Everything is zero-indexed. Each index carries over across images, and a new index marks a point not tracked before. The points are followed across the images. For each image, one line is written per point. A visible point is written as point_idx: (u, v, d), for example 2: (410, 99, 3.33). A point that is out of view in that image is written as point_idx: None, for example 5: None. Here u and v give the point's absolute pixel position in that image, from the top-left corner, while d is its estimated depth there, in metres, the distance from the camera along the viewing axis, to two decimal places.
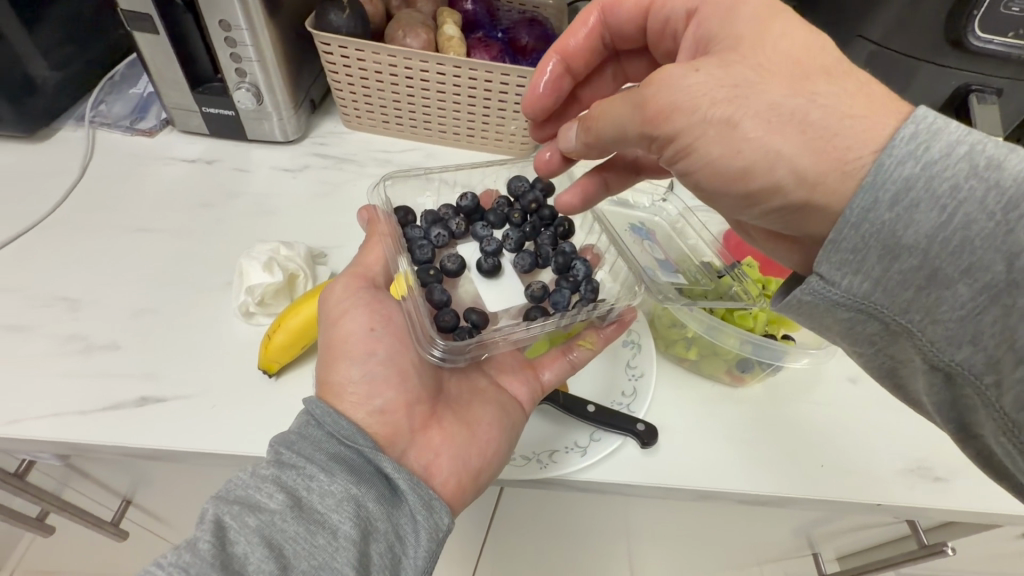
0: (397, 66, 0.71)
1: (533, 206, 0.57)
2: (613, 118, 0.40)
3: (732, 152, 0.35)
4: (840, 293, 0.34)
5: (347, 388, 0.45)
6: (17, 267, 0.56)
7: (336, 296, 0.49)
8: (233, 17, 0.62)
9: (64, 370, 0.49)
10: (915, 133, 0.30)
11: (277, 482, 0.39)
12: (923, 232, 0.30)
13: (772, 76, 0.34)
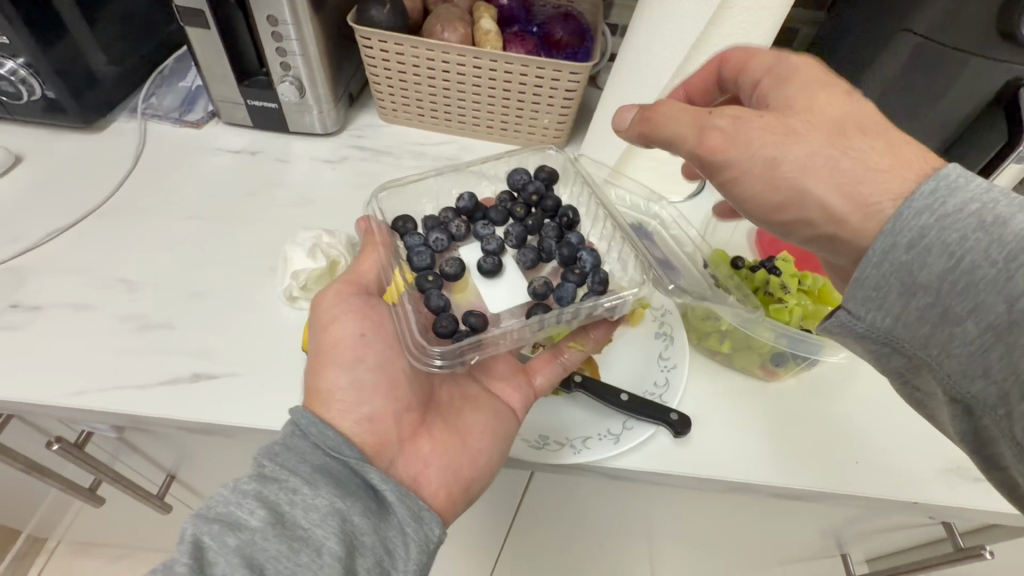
0: (435, 60, 0.72)
1: (534, 198, 0.57)
2: (668, 134, 0.44)
3: (773, 186, 0.41)
4: (864, 326, 0.39)
5: (335, 396, 0.45)
6: (78, 250, 0.60)
7: (328, 301, 0.48)
8: (280, 13, 0.64)
9: (123, 346, 0.52)
10: (933, 189, 0.35)
11: (259, 496, 0.37)
12: (935, 273, 0.35)
13: (815, 129, 0.40)
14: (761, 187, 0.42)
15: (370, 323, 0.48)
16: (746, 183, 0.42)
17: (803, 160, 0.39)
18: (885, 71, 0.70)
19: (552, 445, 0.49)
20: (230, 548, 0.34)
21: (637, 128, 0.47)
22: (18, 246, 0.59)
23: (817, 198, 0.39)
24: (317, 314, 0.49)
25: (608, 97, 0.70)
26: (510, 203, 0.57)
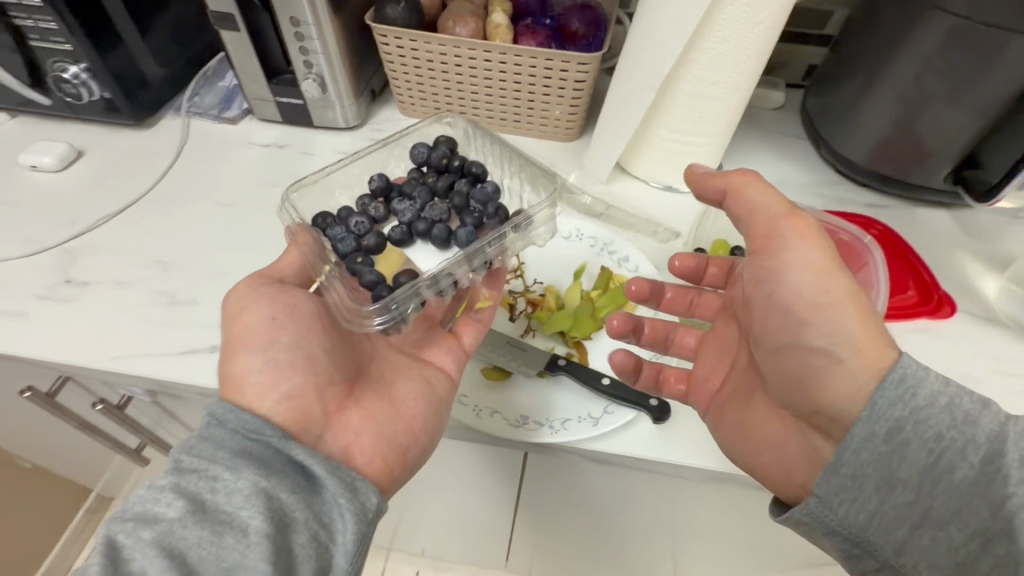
0: (447, 55, 0.74)
1: (442, 160, 0.63)
2: (750, 204, 0.48)
3: (788, 306, 0.46)
4: (839, 518, 0.44)
5: (250, 379, 0.48)
6: (123, 233, 0.67)
7: (236, 296, 0.52)
8: (302, 14, 0.68)
9: (155, 319, 0.58)
10: (901, 379, 0.41)
11: (179, 486, 0.39)
12: (915, 469, 0.40)
13: (850, 300, 0.44)
14: (781, 300, 0.47)
15: (278, 307, 0.51)
16: (768, 289, 0.48)
17: (825, 302, 0.44)
18: (916, 53, 0.66)
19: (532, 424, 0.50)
20: (149, 537, 0.36)
21: (726, 188, 0.51)
22: (75, 230, 0.66)
23: (829, 339, 0.44)
24: (230, 309, 0.52)
25: (616, 87, 0.70)
26: (419, 176, 0.63)
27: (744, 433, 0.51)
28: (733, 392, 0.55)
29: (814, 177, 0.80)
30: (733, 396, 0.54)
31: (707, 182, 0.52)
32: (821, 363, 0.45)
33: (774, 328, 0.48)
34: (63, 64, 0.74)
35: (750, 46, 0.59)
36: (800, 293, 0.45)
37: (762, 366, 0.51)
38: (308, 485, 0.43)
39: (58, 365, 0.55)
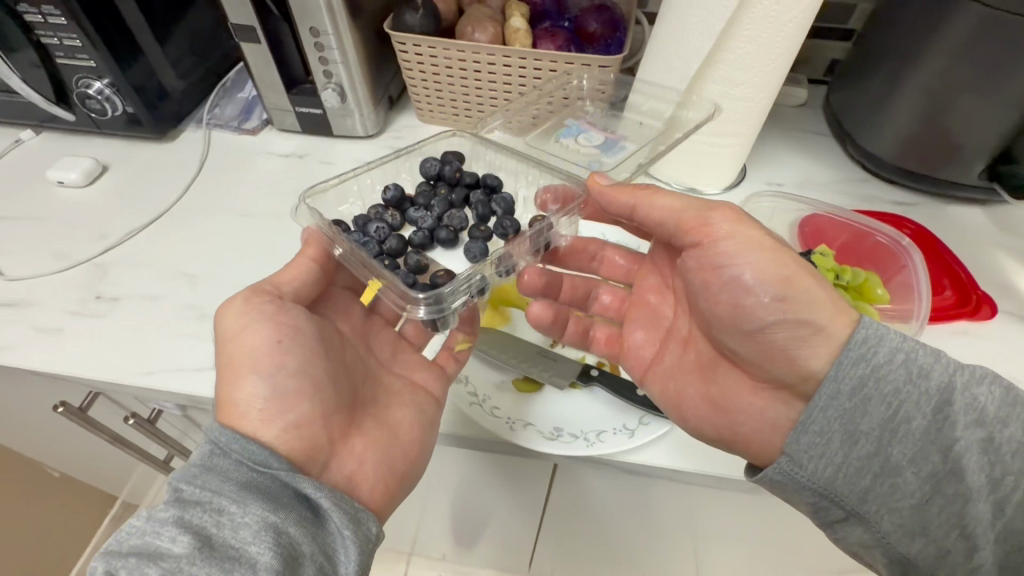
0: (467, 60, 0.74)
1: (456, 174, 0.66)
2: (671, 203, 0.55)
3: (761, 293, 0.50)
4: (810, 474, 0.49)
5: (258, 408, 0.46)
6: (150, 247, 0.67)
7: (231, 318, 0.50)
8: (321, 24, 0.68)
9: (185, 333, 0.58)
10: (865, 338, 0.47)
11: (183, 523, 0.39)
12: (875, 422, 0.47)
13: (801, 276, 0.50)
14: (749, 285, 0.51)
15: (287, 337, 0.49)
16: (734, 276, 0.52)
17: (793, 278, 0.49)
18: (947, 45, 0.64)
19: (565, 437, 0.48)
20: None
21: (632, 201, 0.57)
22: (102, 244, 0.67)
23: (803, 308, 0.49)
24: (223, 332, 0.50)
25: (638, 89, 0.69)
26: (431, 188, 0.66)
27: (716, 403, 0.58)
28: (698, 365, 0.62)
29: (842, 175, 0.78)
30: (688, 366, 0.63)
31: (613, 198, 0.58)
32: (798, 334, 0.50)
33: (743, 316, 0.52)
34: (88, 80, 0.75)
35: (779, 43, 0.58)
36: (768, 277, 0.50)
37: (725, 344, 0.57)
38: (314, 512, 0.43)
39: (91, 380, 0.55)
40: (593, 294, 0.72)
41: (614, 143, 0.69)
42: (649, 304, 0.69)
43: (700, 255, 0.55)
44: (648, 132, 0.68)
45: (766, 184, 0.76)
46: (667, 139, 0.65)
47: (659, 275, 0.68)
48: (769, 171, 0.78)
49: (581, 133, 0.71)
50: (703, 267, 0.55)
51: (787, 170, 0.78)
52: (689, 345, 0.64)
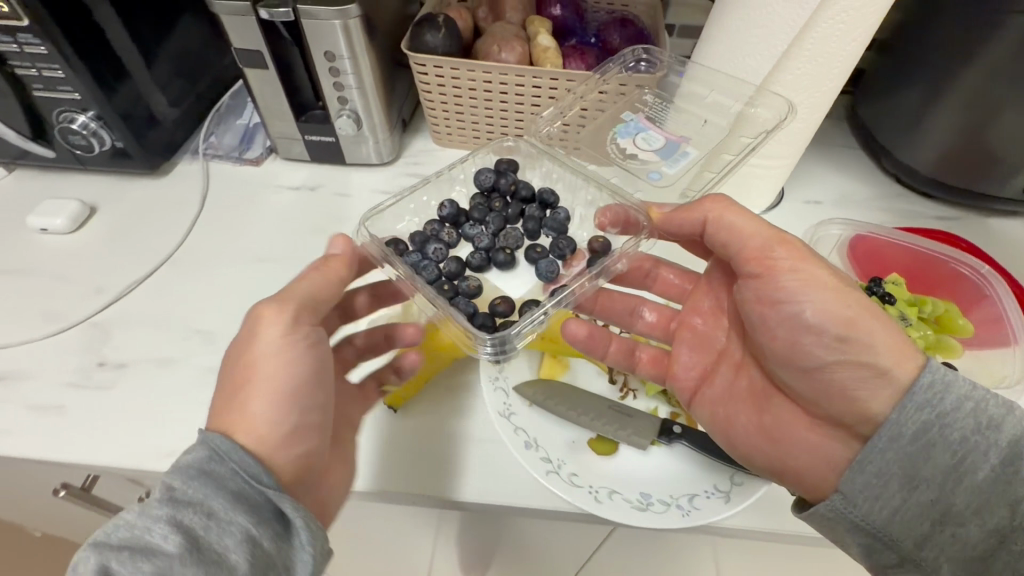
0: (493, 83, 0.68)
1: (510, 188, 0.62)
2: (734, 228, 0.51)
3: (820, 333, 0.46)
4: (862, 515, 0.45)
5: (261, 433, 0.39)
6: (155, 301, 0.60)
7: (250, 320, 0.43)
8: (336, 47, 0.62)
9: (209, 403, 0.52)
10: (929, 385, 0.43)
11: (171, 521, 0.33)
12: (938, 469, 0.42)
13: (874, 318, 0.45)
14: (807, 324, 0.47)
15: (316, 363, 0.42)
16: (793, 313, 0.47)
17: (857, 319, 0.45)
18: (990, 57, 0.62)
19: (657, 505, 0.43)
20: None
21: (703, 215, 0.52)
22: (100, 300, 0.60)
23: (867, 351, 0.45)
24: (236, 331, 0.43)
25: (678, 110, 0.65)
26: (485, 200, 0.63)
27: (768, 435, 0.52)
28: (750, 393, 0.55)
29: (880, 190, 0.75)
30: (740, 395, 0.56)
31: (681, 218, 0.54)
32: (859, 378, 0.45)
33: (797, 354, 0.49)
34: (70, 114, 0.67)
35: (841, 61, 0.54)
36: (832, 316, 0.46)
37: (781, 374, 0.52)
38: (292, 530, 0.37)
39: (104, 463, 0.49)
40: (639, 312, 0.61)
41: (675, 147, 0.64)
42: (699, 326, 0.60)
43: (756, 285, 0.50)
44: (711, 136, 0.64)
45: (807, 202, 0.74)
46: (733, 144, 0.62)
47: (715, 299, 0.59)
48: (808, 188, 0.75)
49: (640, 132, 0.65)
50: (758, 299, 0.50)
51: (826, 186, 0.75)
52: (741, 372, 0.57)
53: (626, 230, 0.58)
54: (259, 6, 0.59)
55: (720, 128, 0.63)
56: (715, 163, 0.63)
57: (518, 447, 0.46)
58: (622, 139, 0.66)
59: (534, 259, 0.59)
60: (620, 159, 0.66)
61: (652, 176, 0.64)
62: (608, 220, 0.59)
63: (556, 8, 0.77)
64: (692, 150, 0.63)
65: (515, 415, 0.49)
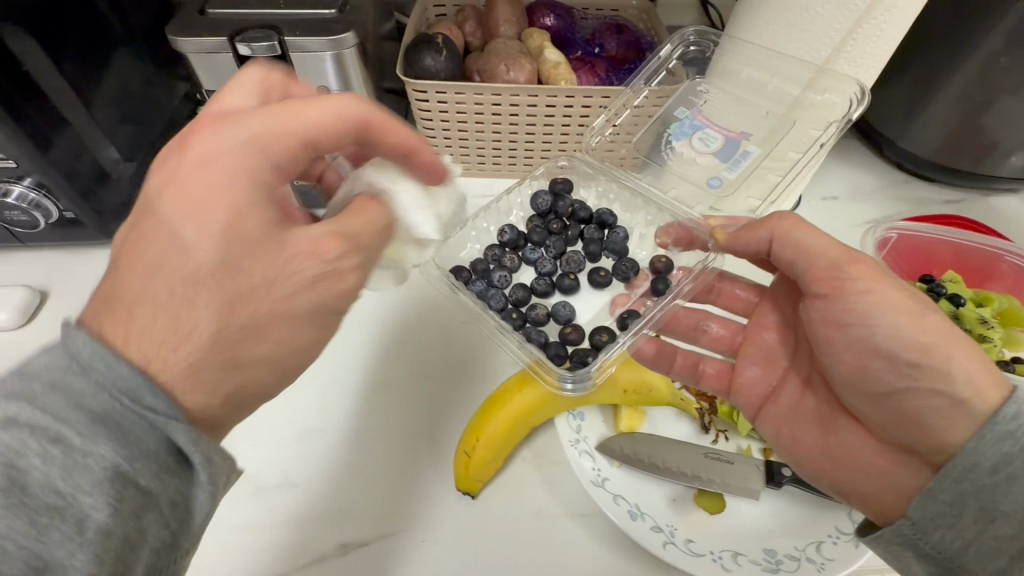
0: (502, 104, 0.62)
1: (568, 210, 0.59)
2: (803, 248, 0.42)
3: (891, 357, 0.39)
4: (930, 546, 0.36)
5: (165, 360, 0.28)
6: None
7: (210, 160, 0.31)
8: (330, 79, 0.55)
9: (248, 521, 0.44)
10: (1016, 415, 0.34)
11: (0, 449, 0.25)
12: (1021, 504, 0.33)
13: (959, 341, 0.37)
14: (877, 348, 0.40)
15: (305, 293, 0.32)
16: (862, 338, 0.40)
17: (936, 344, 0.37)
18: None
19: (787, 562, 0.40)
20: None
21: (770, 232, 0.45)
22: None
23: (945, 379, 0.37)
24: (191, 175, 0.30)
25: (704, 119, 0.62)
26: (546, 222, 0.59)
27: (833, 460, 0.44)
28: (815, 417, 0.46)
29: (887, 180, 0.76)
30: (805, 417, 0.47)
31: (746, 238, 0.46)
32: (936, 408, 0.37)
33: (862, 380, 0.41)
34: (3, 185, 0.56)
35: (879, 62, 0.51)
36: (903, 337, 0.38)
37: (849, 396, 0.43)
38: (150, 463, 0.27)
39: None
40: (703, 327, 0.53)
41: (735, 146, 0.55)
42: (769, 343, 0.51)
43: (823, 307, 0.42)
44: (774, 127, 0.55)
45: (825, 200, 0.73)
46: (800, 138, 0.54)
47: (782, 312, 0.51)
48: (820, 185, 0.75)
49: (696, 132, 0.57)
50: (823, 321, 0.43)
51: (836, 181, 0.75)
52: (807, 391, 0.48)
53: (691, 248, 0.55)
54: (237, 41, 0.50)
55: (782, 115, 0.55)
56: (781, 163, 0.55)
57: (626, 519, 0.41)
58: (676, 140, 0.58)
59: (597, 285, 0.56)
60: (675, 166, 0.58)
61: (710, 183, 0.56)
62: (671, 238, 0.56)
63: (547, 18, 0.71)
64: (753, 148, 0.55)
65: (608, 481, 0.44)
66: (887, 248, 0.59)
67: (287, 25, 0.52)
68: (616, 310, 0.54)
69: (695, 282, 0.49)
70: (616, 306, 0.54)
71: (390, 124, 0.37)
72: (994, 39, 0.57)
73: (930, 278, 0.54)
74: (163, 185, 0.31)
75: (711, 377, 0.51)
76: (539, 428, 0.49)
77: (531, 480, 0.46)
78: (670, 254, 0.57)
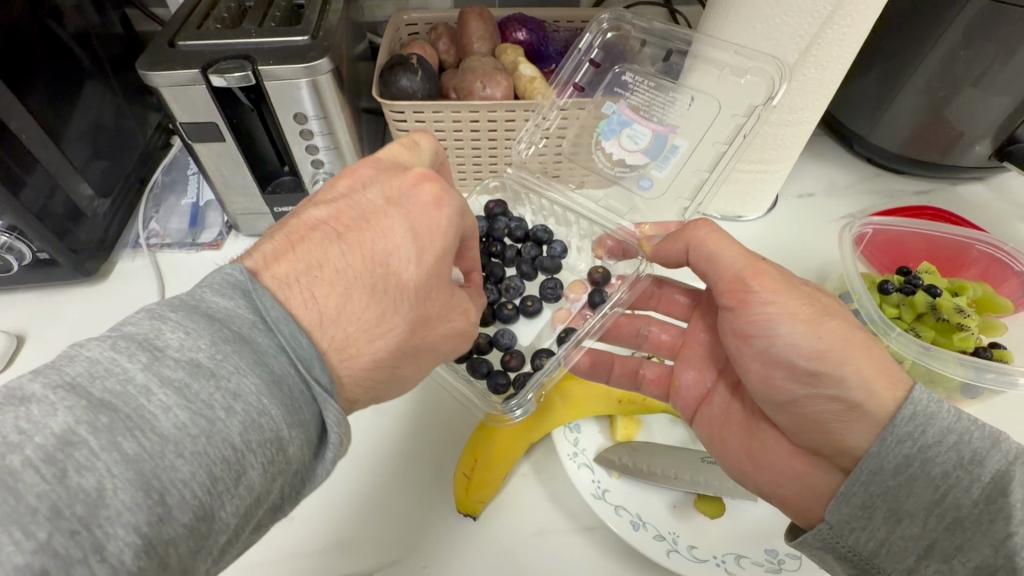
0: (479, 121, 0.63)
1: (504, 232, 0.61)
2: (713, 257, 0.44)
3: (792, 366, 0.40)
4: (847, 547, 0.36)
5: (355, 351, 0.32)
6: None
7: (443, 203, 0.35)
8: (305, 106, 0.54)
9: (243, 560, 0.43)
10: (912, 416, 0.34)
11: (185, 394, 0.25)
12: (922, 503, 0.33)
13: (854, 347, 0.38)
14: (779, 358, 0.41)
15: (452, 340, 0.38)
16: (766, 348, 0.42)
17: (830, 350, 0.38)
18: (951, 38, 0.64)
19: (789, 561, 0.41)
20: (123, 465, 0.22)
21: (686, 242, 0.45)
22: None
23: (840, 384, 0.37)
24: (416, 204, 0.35)
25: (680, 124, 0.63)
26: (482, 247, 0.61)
27: (754, 461, 0.45)
28: (742, 421, 0.47)
29: (858, 174, 0.78)
30: (734, 420, 0.48)
31: (666, 250, 0.47)
32: (835, 411, 0.38)
33: (772, 387, 0.43)
34: None
35: (844, 65, 0.52)
36: (800, 346, 0.40)
37: (763, 402, 0.45)
38: (309, 426, 0.28)
39: None
40: (644, 332, 0.55)
41: (663, 140, 0.56)
42: (704, 344, 0.53)
43: (730, 318, 0.44)
44: (700, 119, 0.54)
45: (801, 198, 0.75)
46: (724, 129, 0.53)
47: (714, 316, 0.52)
48: (795, 183, 0.76)
49: (624, 129, 0.57)
50: (734, 333, 0.44)
51: (810, 178, 0.77)
52: (736, 394, 0.49)
53: (625, 257, 0.57)
54: (212, 73, 0.50)
55: (708, 105, 0.54)
56: (707, 157, 0.54)
57: (628, 529, 0.41)
58: (605, 140, 0.59)
59: (530, 314, 0.57)
60: (607, 167, 0.60)
61: (642, 185, 0.58)
62: (606, 251, 0.59)
63: (520, 33, 0.71)
64: (681, 143, 0.55)
65: (608, 492, 0.44)
66: (864, 244, 0.61)
67: (260, 54, 0.51)
68: (557, 326, 0.56)
69: (631, 290, 0.51)
70: (555, 322, 0.56)
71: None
72: (951, 35, 0.59)
73: (905, 269, 0.56)
74: (390, 201, 0.35)
75: (651, 381, 0.52)
76: (538, 442, 0.49)
77: (525, 499, 0.46)
78: (607, 265, 0.59)
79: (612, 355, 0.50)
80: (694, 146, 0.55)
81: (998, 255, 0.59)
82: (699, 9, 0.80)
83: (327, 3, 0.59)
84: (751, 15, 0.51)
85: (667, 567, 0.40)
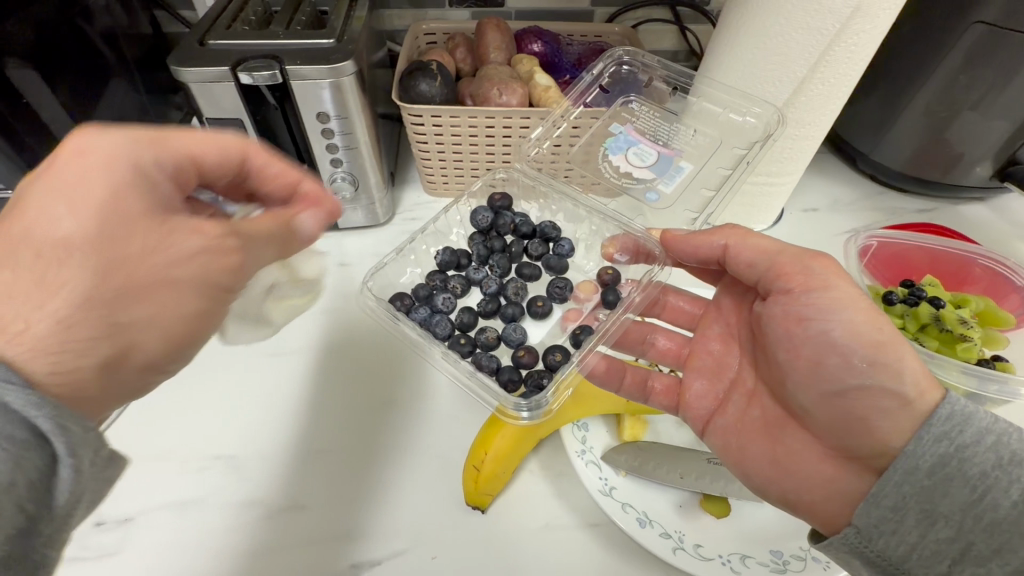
0: (495, 126, 0.65)
1: (510, 227, 0.62)
2: (760, 247, 0.47)
3: (847, 354, 0.40)
4: (875, 551, 0.37)
5: (29, 324, 0.27)
6: (150, 428, 0.50)
7: (90, 148, 0.30)
8: (326, 105, 0.56)
9: (254, 547, 0.44)
10: (950, 414, 0.36)
11: None
12: (957, 503, 0.34)
13: (889, 338, 0.39)
14: (835, 343, 0.40)
15: (192, 266, 0.31)
16: (821, 331, 0.41)
17: (890, 343, 0.39)
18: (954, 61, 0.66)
19: (794, 562, 0.42)
20: None
21: (724, 239, 0.48)
22: None
23: (896, 377, 0.38)
24: (68, 161, 0.30)
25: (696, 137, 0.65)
26: (485, 242, 0.62)
27: (777, 463, 0.44)
28: (762, 425, 0.47)
29: (863, 191, 0.79)
30: (751, 428, 0.47)
31: (697, 242, 0.50)
32: (885, 408, 0.38)
33: (818, 376, 0.42)
34: None
35: (852, 80, 0.54)
36: (861, 333, 0.40)
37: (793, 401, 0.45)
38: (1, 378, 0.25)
39: None
40: (650, 339, 0.55)
41: (669, 162, 0.60)
42: (713, 354, 0.53)
43: (785, 301, 0.44)
44: (703, 148, 0.60)
45: (808, 213, 0.76)
46: (727, 158, 0.59)
47: (725, 323, 0.54)
48: (801, 197, 0.78)
49: (631, 147, 0.62)
50: (785, 317, 0.44)
51: (816, 194, 0.78)
52: (753, 402, 0.49)
53: (637, 260, 0.58)
54: (240, 70, 0.52)
55: (711, 137, 0.60)
56: (712, 179, 0.59)
57: (634, 526, 0.42)
58: (613, 155, 0.62)
59: (539, 315, 0.57)
60: (613, 177, 0.62)
61: (648, 197, 0.60)
62: (618, 248, 0.59)
63: (535, 44, 0.73)
64: (685, 165, 0.60)
65: (615, 489, 0.45)
66: (868, 256, 0.62)
67: (287, 55, 0.53)
68: (567, 327, 0.57)
69: (643, 294, 0.51)
70: (567, 322, 0.58)
71: (266, 159, 0.40)
72: (954, 58, 0.60)
73: (909, 282, 0.57)
74: (35, 176, 0.30)
75: (660, 392, 0.51)
76: (546, 438, 0.49)
77: (538, 494, 0.46)
78: (618, 265, 0.60)
79: (624, 364, 0.49)
80: (698, 168, 0.60)
81: (1000, 270, 0.61)
82: (708, 28, 0.82)
83: (351, 11, 0.61)
84: (758, 31, 0.53)
85: (672, 564, 0.40)
